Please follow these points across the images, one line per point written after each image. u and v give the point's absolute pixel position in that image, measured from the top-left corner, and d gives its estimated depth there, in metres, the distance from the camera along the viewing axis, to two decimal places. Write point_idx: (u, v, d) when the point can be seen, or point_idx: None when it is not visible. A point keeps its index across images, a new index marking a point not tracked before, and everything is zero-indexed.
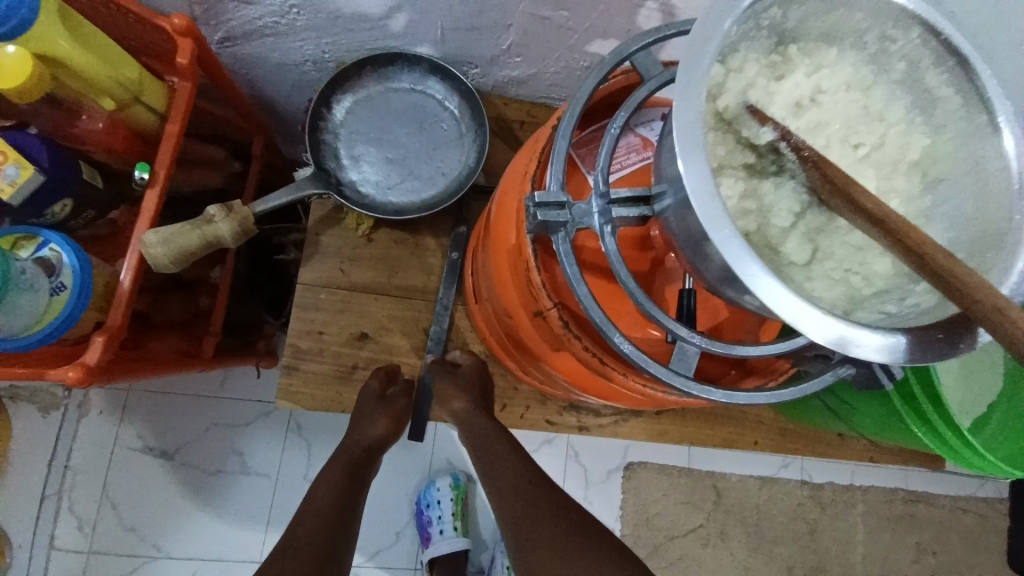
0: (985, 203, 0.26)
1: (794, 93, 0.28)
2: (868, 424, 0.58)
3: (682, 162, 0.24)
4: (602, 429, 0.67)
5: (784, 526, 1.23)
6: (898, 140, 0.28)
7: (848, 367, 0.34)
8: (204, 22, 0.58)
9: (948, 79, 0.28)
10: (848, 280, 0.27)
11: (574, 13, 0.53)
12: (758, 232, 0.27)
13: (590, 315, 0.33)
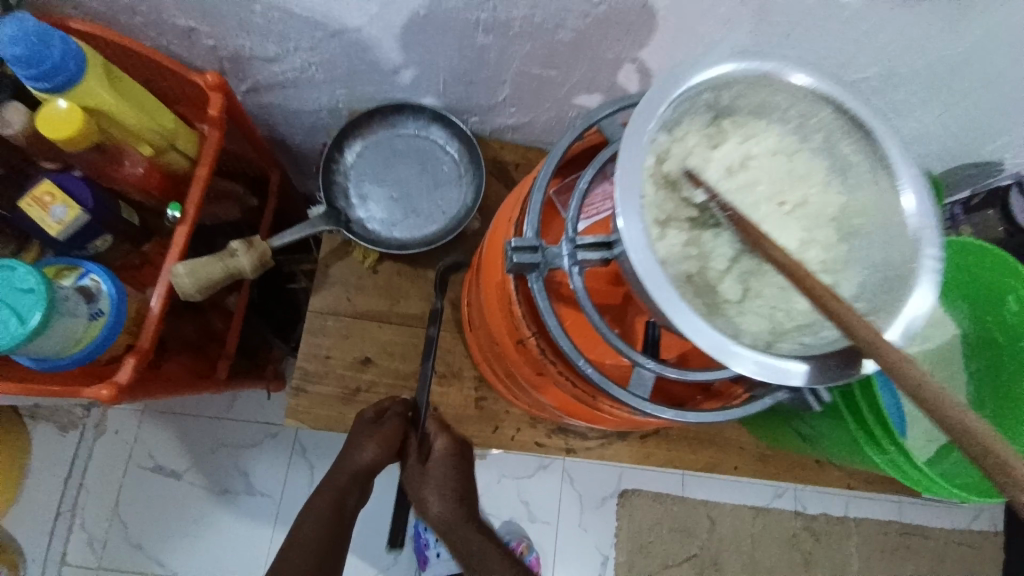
0: (889, 251, 0.31)
1: (728, 159, 0.33)
2: (834, 451, 0.61)
3: (623, 219, 0.30)
4: (588, 451, 0.71)
5: (777, 556, 1.24)
6: (819, 197, 0.33)
7: (784, 392, 0.40)
8: (232, 76, 0.65)
9: (858, 148, 0.33)
10: (773, 316, 0.32)
11: (561, 71, 0.60)
12: (699, 274, 0.32)
13: (560, 344, 0.39)
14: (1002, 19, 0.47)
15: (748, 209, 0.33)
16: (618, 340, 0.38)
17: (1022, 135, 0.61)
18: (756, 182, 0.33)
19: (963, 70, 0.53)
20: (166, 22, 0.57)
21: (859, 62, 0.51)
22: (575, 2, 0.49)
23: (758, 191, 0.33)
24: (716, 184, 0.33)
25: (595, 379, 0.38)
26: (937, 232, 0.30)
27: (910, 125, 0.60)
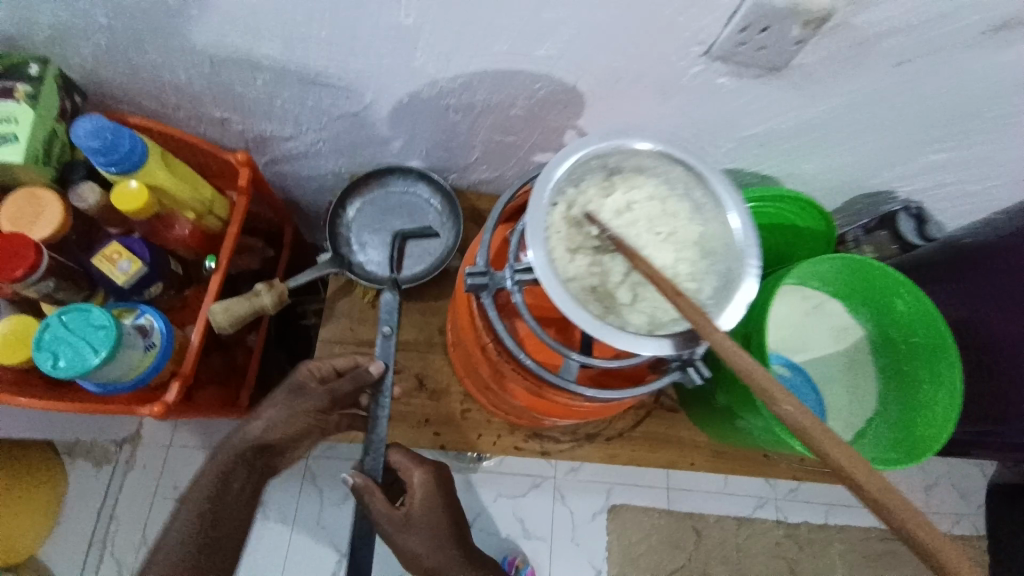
0: (732, 263, 0.45)
1: (617, 204, 0.47)
2: (762, 440, 0.72)
3: (533, 247, 0.43)
4: (561, 453, 0.82)
5: (763, 564, 1.30)
6: (685, 228, 0.47)
7: (678, 373, 0.50)
8: (255, 152, 0.80)
9: (707, 192, 0.47)
10: (654, 312, 0.45)
11: (518, 137, 0.75)
12: (601, 285, 0.45)
13: (506, 342, 0.51)
14: (848, 93, 0.60)
15: (633, 237, 0.47)
16: (550, 339, 0.51)
17: (899, 172, 0.74)
18: (637, 218, 0.47)
19: (835, 126, 0.66)
20: (206, 115, 0.73)
21: (747, 120, 0.65)
22: (521, 87, 0.64)
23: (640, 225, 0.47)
24: (609, 221, 0.46)
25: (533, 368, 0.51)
26: (759, 248, 0.44)
27: (805, 167, 0.74)
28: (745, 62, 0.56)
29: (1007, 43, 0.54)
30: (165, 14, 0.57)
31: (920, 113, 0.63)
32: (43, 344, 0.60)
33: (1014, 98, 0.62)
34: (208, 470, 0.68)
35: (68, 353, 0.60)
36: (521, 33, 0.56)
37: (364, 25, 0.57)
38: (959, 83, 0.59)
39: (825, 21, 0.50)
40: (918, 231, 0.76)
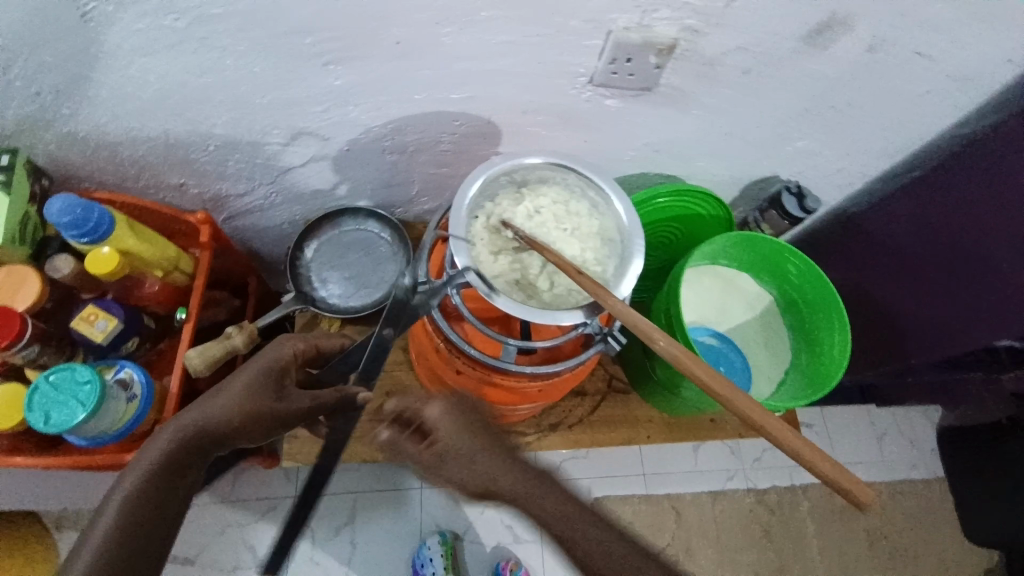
0: (620, 243, 0.58)
1: (526, 209, 0.59)
2: (698, 403, 0.82)
3: (459, 255, 0.54)
4: (528, 444, 0.90)
5: (741, 534, 1.35)
6: (583, 221, 0.61)
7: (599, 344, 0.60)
8: (214, 211, 0.88)
9: (595, 191, 0.60)
10: (567, 291, 0.58)
11: (450, 168, 0.84)
12: (522, 277, 0.58)
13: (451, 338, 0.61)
14: (711, 100, 0.72)
15: (544, 234, 0.59)
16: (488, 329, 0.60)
17: (777, 159, 0.87)
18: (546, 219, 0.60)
19: (712, 127, 0.78)
20: (165, 182, 0.80)
21: (639, 130, 0.77)
22: (445, 126, 0.74)
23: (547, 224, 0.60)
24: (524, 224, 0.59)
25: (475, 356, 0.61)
26: (640, 227, 0.57)
27: (699, 164, 0.86)
28: (622, 85, 0.68)
29: (830, 46, 0.66)
30: (124, 99, 0.65)
31: (779, 110, 0.75)
32: (33, 405, 0.65)
33: (844, 92, 0.73)
34: (174, 452, 0.54)
35: (57, 411, 0.65)
36: (436, 81, 0.66)
37: (301, 89, 0.66)
38: (803, 83, 0.71)
39: (673, 48, 0.63)
40: (799, 205, 0.88)
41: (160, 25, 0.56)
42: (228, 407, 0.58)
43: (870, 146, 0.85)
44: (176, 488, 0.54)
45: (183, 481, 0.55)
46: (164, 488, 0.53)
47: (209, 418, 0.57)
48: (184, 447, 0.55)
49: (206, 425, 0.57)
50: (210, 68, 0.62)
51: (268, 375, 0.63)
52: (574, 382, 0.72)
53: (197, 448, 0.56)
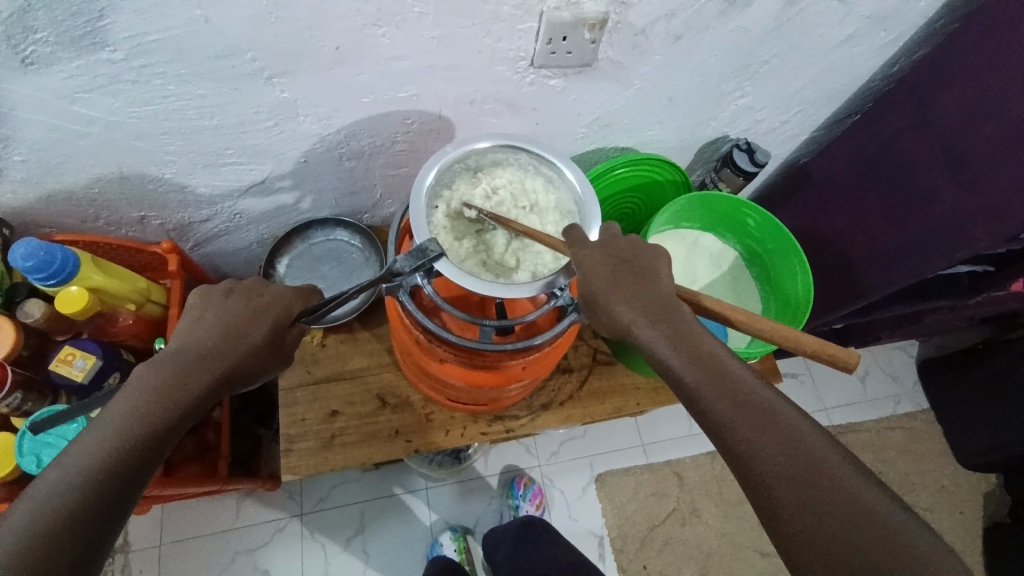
0: (579, 213, 0.61)
1: (484, 192, 0.62)
2: None
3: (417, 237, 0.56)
4: (523, 426, 0.92)
5: (742, 488, 1.38)
6: (542, 198, 0.63)
7: (572, 315, 0.62)
8: (180, 239, 0.88)
9: (548, 165, 0.62)
10: (534, 266, 0.61)
11: (409, 167, 0.85)
12: (490, 258, 0.61)
13: (427, 326, 0.62)
14: (647, 69, 0.75)
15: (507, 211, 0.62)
16: (463, 314, 0.62)
17: (722, 119, 0.90)
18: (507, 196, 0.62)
19: (654, 96, 0.81)
20: (125, 217, 0.80)
21: (585, 106, 0.79)
22: (397, 127, 0.76)
23: (508, 202, 0.62)
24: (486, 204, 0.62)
25: (452, 341, 0.62)
26: (593, 194, 0.60)
27: (649, 133, 0.89)
28: (562, 64, 0.70)
29: (753, 3, 0.68)
30: (72, 139, 0.65)
31: (715, 72, 0.78)
32: (24, 450, 0.69)
33: (772, 45, 0.76)
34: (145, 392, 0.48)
35: (49, 452, 0.69)
36: (380, 82, 0.67)
37: (248, 106, 0.67)
38: (732, 43, 0.74)
39: (605, 22, 0.65)
40: (750, 159, 0.90)
41: (97, 60, 0.56)
42: (200, 361, 0.51)
43: (808, 95, 0.88)
44: (154, 449, 0.47)
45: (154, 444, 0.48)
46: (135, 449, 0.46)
47: (180, 372, 0.50)
48: (160, 402, 0.48)
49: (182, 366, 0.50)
50: (154, 96, 0.62)
51: (253, 321, 0.55)
52: (557, 356, 0.74)
53: (173, 402, 0.49)
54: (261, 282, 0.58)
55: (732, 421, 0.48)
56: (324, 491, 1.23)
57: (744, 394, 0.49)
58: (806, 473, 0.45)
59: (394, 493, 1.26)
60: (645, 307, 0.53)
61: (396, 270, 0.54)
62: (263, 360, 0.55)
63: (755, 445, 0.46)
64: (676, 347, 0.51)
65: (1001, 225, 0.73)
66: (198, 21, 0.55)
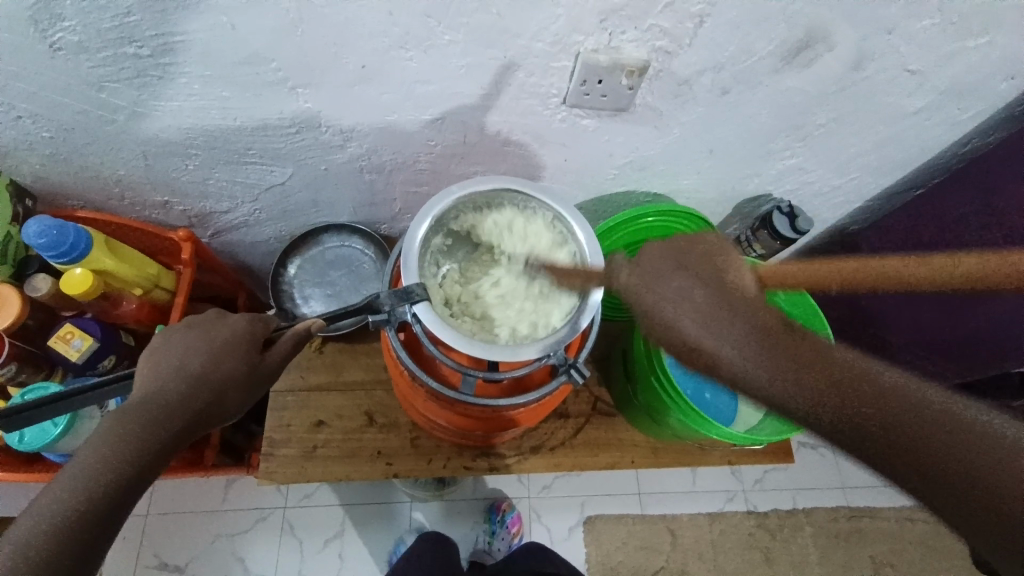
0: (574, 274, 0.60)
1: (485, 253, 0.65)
2: (681, 431, 0.81)
3: (406, 277, 0.58)
4: (509, 467, 0.88)
5: (740, 558, 1.30)
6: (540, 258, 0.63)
7: (564, 377, 0.60)
8: (198, 227, 0.88)
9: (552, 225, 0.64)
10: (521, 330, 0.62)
11: (429, 187, 0.83)
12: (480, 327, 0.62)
13: (412, 367, 0.61)
14: (688, 120, 0.70)
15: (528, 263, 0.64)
16: (451, 360, 0.60)
17: (768, 177, 0.83)
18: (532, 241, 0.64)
19: (694, 146, 0.75)
20: (147, 201, 0.81)
21: (618, 147, 0.74)
22: (419, 147, 0.73)
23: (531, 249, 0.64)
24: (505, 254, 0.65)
25: (436, 387, 0.61)
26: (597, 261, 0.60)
27: (686, 182, 0.83)
28: (596, 106, 0.66)
29: (814, 65, 0.63)
30: (98, 125, 0.66)
31: (763, 128, 0.73)
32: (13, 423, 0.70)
33: (830, 109, 0.70)
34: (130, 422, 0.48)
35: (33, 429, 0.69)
36: (405, 102, 0.65)
37: (270, 112, 0.66)
38: (785, 103, 0.68)
39: (645, 69, 0.61)
40: (791, 225, 0.84)
41: (123, 54, 0.56)
42: (164, 402, 0.50)
43: (867, 164, 0.81)
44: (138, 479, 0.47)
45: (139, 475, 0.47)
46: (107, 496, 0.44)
47: (167, 406, 0.50)
48: (129, 446, 0.47)
49: (167, 398, 0.50)
50: (179, 93, 0.62)
51: (217, 356, 0.53)
52: (546, 408, 0.72)
53: (142, 446, 0.47)
54: (223, 317, 0.58)
55: (843, 406, 0.45)
56: (310, 489, 1.23)
57: (841, 370, 0.47)
58: (935, 424, 0.43)
59: (378, 501, 1.24)
60: (726, 315, 0.50)
61: (378, 303, 0.57)
62: (229, 394, 0.53)
63: (875, 419, 0.44)
64: (753, 348, 0.49)
65: None
66: (224, 27, 0.54)
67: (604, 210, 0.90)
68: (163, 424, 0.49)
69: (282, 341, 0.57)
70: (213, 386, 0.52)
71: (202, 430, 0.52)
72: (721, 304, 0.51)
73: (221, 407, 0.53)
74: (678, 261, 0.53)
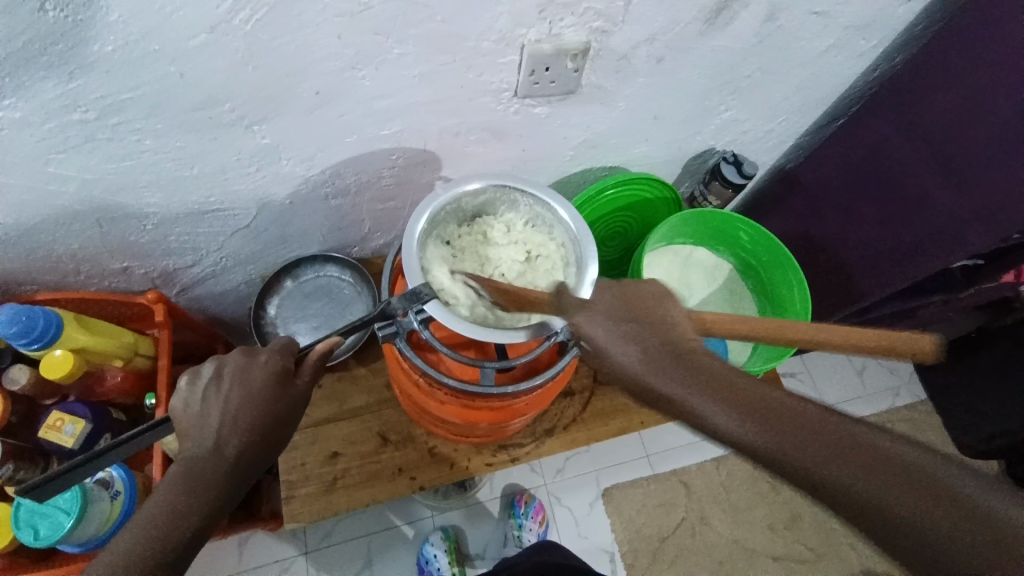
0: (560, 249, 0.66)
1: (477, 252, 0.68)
2: None
3: (410, 280, 0.61)
4: (528, 454, 0.90)
5: (750, 492, 1.37)
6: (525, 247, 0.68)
7: (574, 350, 0.64)
8: (165, 287, 0.86)
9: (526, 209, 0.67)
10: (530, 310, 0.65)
11: (396, 201, 0.83)
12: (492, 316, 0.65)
13: (427, 370, 0.63)
14: (630, 92, 0.74)
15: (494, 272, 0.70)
16: (463, 358, 0.62)
17: (710, 132, 0.89)
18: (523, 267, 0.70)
19: (639, 115, 0.80)
20: (107, 269, 0.78)
21: (572, 127, 0.78)
22: (383, 163, 0.74)
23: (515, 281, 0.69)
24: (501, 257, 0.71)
25: (455, 386, 0.62)
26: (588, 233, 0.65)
27: (637, 151, 0.88)
28: (546, 93, 0.69)
29: (734, 22, 0.68)
30: (48, 200, 0.63)
31: (699, 88, 0.78)
32: (23, 521, 0.70)
33: (755, 60, 0.76)
34: (175, 474, 0.50)
35: (44, 524, 0.70)
36: (363, 120, 0.66)
37: (228, 155, 0.65)
38: (715, 61, 0.73)
39: (586, 51, 0.65)
40: (739, 172, 0.90)
41: (69, 122, 0.55)
42: (216, 459, 0.52)
43: (793, 104, 0.88)
44: (195, 523, 0.50)
45: (186, 517, 0.49)
46: (177, 549, 0.48)
47: (201, 456, 0.51)
48: (189, 503, 0.50)
49: (200, 451, 0.52)
50: (130, 152, 0.60)
51: (252, 404, 0.54)
52: (556, 389, 0.75)
53: (202, 501, 0.50)
54: (249, 358, 0.57)
55: (836, 477, 0.40)
56: (329, 527, 1.21)
57: (844, 444, 0.41)
58: (937, 499, 0.38)
59: (400, 523, 1.24)
60: (679, 374, 0.46)
61: (391, 310, 0.59)
62: (273, 440, 0.55)
63: (875, 494, 0.39)
64: (737, 410, 0.43)
65: (995, 229, 0.75)
66: (172, 77, 0.53)
67: (566, 191, 0.93)
68: (199, 474, 0.51)
69: (308, 364, 0.59)
70: (242, 432, 0.54)
71: (252, 475, 0.55)
72: (664, 350, 0.48)
73: (251, 449, 0.54)
74: (632, 313, 0.51)
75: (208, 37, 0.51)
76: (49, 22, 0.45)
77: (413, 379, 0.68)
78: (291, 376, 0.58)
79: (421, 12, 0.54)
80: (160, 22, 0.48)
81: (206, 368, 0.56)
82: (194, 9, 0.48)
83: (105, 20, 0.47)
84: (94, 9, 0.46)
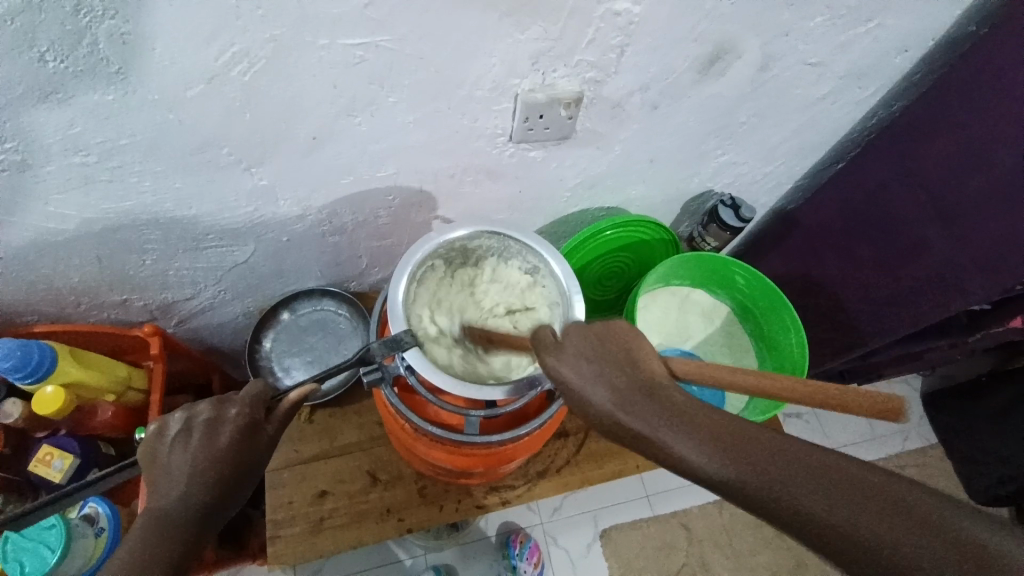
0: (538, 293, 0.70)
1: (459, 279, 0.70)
2: None
3: (393, 324, 0.61)
4: (519, 496, 0.89)
5: (753, 537, 1.33)
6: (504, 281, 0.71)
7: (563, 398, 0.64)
8: (163, 318, 0.86)
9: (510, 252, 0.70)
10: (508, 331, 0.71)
11: (392, 239, 0.84)
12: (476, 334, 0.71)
13: (411, 418, 0.63)
14: (624, 138, 0.75)
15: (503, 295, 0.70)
16: (450, 406, 0.63)
17: (708, 173, 0.89)
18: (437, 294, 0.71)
19: (634, 156, 0.80)
20: (106, 301, 0.79)
21: (567, 168, 0.78)
22: (379, 203, 0.75)
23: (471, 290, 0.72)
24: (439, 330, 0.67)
25: (441, 434, 0.63)
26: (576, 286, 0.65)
27: (634, 191, 0.88)
28: (541, 138, 0.70)
29: (726, 73, 0.69)
30: (51, 237, 0.64)
31: (694, 133, 0.78)
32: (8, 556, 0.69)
33: (751, 107, 0.77)
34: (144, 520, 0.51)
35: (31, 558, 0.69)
36: (357, 162, 0.66)
37: (225, 195, 0.66)
38: (708, 108, 0.74)
39: (580, 99, 0.66)
40: (736, 215, 0.90)
41: (70, 164, 0.56)
42: (183, 502, 0.51)
43: (791, 149, 0.89)
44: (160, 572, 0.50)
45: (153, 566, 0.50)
46: None
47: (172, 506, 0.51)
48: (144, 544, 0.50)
49: (174, 496, 0.51)
50: (128, 193, 0.62)
51: (226, 448, 0.53)
52: (547, 434, 0.73)
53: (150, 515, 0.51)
54: (219, 405, 0.55)
55: (805, 504, 0.42)
56: (318, 564, 1.18)
57: (856, 486, 0.42)
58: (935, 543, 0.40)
59: (392, 563, 1.20)
60: (682, 433, 0.45)
61: (371, 355, 0.59)
62: (239, 480, 0.54)
63: (865, 533, 0.41)
64: (718, 451, 0.44)
65: (996, 277, 0.74)
66: (171, 122, 0.55)
67: (563, 229, 0.94)
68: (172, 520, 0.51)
69: (281, 411, 0.57)
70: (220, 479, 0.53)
71: (226, 515, 0.55)
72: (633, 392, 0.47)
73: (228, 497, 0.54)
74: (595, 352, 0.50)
75: (207, 87, 0.52)
76: (49, 72, 0.47)
77: (399, 424, 0.68)
78: (257, 414, 0.56)
79: (415, 63, 0.55)
80: (157, 74, 0.50)
81: (176, 419, 0.54)
82: (193, 61, 0.49)
83: (106, 71, 0.48)
84: (95, 61, 0.47)
